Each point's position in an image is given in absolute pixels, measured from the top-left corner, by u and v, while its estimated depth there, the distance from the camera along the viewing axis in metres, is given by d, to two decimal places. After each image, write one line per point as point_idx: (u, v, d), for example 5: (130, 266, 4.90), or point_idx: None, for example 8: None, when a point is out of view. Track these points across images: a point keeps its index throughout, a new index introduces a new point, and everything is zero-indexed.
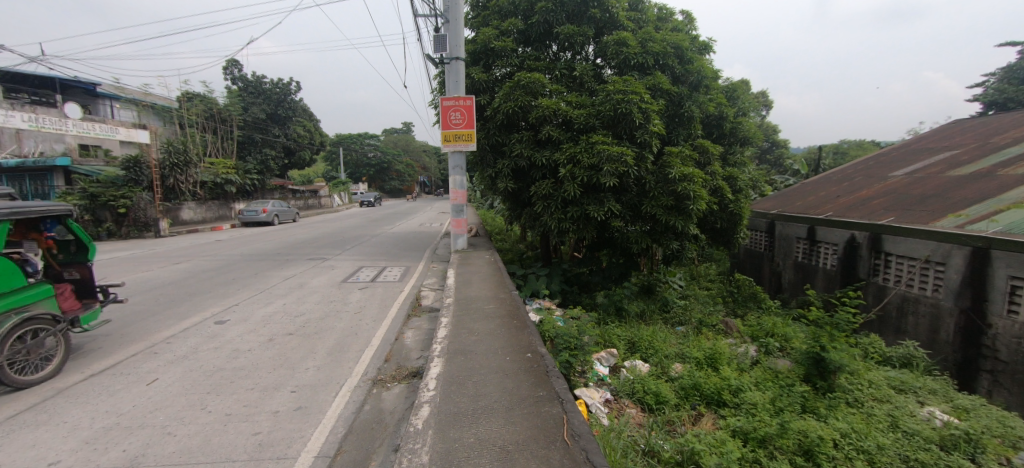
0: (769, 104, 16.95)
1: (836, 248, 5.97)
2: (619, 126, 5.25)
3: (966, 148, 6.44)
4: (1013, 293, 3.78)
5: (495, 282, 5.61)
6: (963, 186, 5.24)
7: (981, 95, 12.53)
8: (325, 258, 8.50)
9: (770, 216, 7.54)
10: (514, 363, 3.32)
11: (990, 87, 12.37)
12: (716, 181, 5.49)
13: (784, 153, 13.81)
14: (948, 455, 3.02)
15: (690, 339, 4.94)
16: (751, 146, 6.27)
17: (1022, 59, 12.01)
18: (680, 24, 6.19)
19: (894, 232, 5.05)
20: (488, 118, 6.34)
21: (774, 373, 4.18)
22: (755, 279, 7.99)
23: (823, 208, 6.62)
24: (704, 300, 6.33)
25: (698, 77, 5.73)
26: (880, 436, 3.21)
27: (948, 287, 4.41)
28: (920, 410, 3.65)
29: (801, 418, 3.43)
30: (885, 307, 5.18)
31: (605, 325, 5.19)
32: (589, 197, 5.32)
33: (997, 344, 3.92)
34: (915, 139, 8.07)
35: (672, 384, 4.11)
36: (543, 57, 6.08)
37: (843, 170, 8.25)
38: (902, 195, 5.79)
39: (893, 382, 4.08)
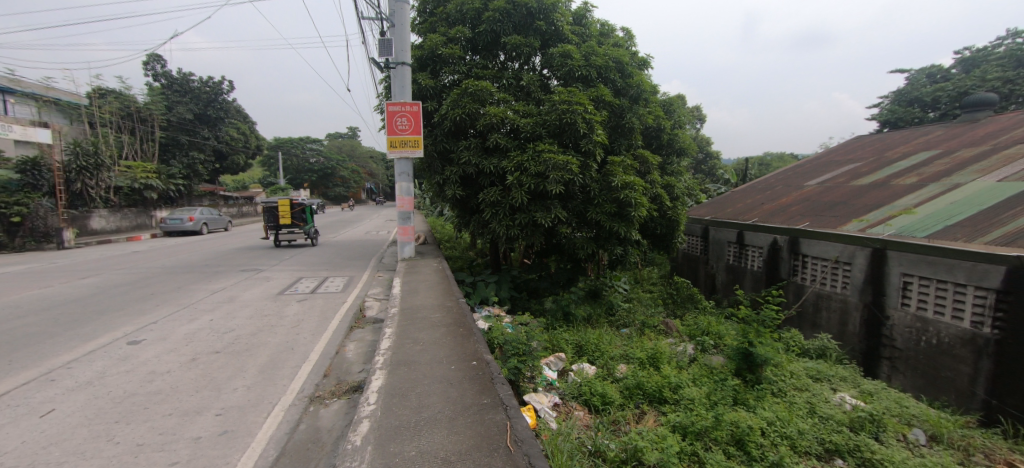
0: (701, 117, 18.23)
1: (761, 251, 6.49)
2: (564, 135, 5.41)
3: (867, 161, 7.27)
4: (905, 287, 4.34)
5: (442, 290, 5.54)
6: (864, 195, 5.89)
7: (878, 115, 14.29)
8: (260, 269, 7.95)
9: (703, 222, 8.05)
10: (458, 371, 3.28)
11: (884, 108, 14.16)
12: (655, 189, 5.78)
13: (715, 164, 14.87)
14: (856, 436, 3.35)
15: (634, 340, 5.14)
16: (686, 157, 6.69)
17: (908, 85, 13.89)
18: (621, 39, 6.50)
19: (809, 236, 5.57)
20: (436, 124, 6.29)
21: (709, 369, 4.45)
22: (692, 281, 8.48)
23: (750, 214, 7.18)
24: (646, 303, 6.62)
25: (639, 90, 6.04)
26: (800, 422, 3.51)
27: (853, 283, 4.95)
28: (834, 396, 4.03)
29: (732, 410, 3.67)
30: (804, 304, 5.69)
31: (553, 330, 5.27)
32: (537, 204, 5.41)
33: (893, 334, 4.46)
34: (826, 153, 9.00)
35: (617, 385, 4.25)
36: (490, 66, 6.14)
37: (767, 180, 9.00)
38: (815, 202, 6.42)
39: (811, 372, 4.48)
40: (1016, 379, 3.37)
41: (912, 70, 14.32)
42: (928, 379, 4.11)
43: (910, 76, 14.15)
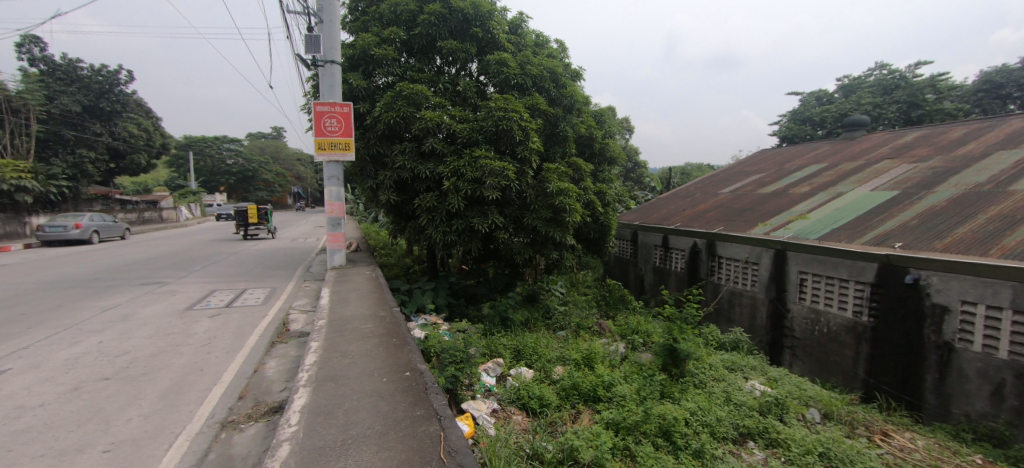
0: (630, 129, 19.38)
1: (683, 253, 6.99)
2: (501, 141, 5.49)
3: (770, 172, 8.15)
4: (802, 282, 4.91)
5: (375, 299, 5.32)
6: (768, 202, 6.59)
7: (778, 131, 16.16)
8: (165, 282, 7.10)
9: (633, 226, 8.51)
10: (390, 383, 3.15)
11: (783, 125, 16.03)
12: (588, 195, 6.04)
13: (642, 172, 15.83)
14: (764, 419, 3.71)
15: (570, 342, 5.30)
16: (616, 165, 7.07)
17: (800, 106, 15.87)
18: (555, 51, 6.71)
19: (723, 238, 6.11)
20: (369, 127, 6.07)
21: (639, 366, 4.68)
22: (623, 283, 8.92)
23: (673, 219, 7.72)
24: (582, 305, 6.85)
25: (571, 100, 6.22)
26: (718, 410, 3.81)
27: (760, 281, 5.50)
28: (746, 384, 4.43)
29: (660, 404, 3.89)
30: (720, 301, 6.22)
31: (491, 336, 5.28)
32: (474, 210, 5.43)
33: (793, 325, 5.02)
34: (737, 163, 9.97)
35: (555, 386, 4.34)
36: (426, 69, 6.08)
37: (688, 187, 9.74)
38: (728, 208, 7.07)
39: (726, 363, 4.89)
40: (888, 360, 4.05)
41: (804, 92, 16.35)
42: (819, 364, 4.72)
43: (803, 98, 16.15)
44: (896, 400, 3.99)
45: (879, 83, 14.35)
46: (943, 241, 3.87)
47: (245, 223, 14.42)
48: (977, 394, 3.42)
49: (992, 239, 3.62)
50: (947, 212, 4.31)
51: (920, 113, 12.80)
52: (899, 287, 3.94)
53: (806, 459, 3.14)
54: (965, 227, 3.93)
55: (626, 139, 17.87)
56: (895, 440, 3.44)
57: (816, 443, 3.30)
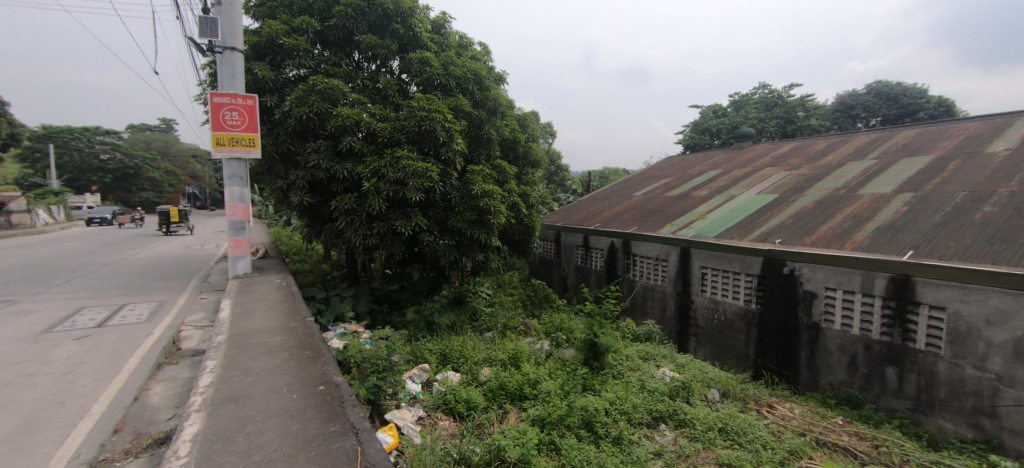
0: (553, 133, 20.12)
1: (602, 252, 7.39)
2: (424, 142, 5.41)
3: (677, 176, 8.96)
4: (703, 276, 5.46)
5: (285, 309, 4.91)
6: (674, 204, 7.25)
7: (682, 140, 17.85)
8: (12, 300, 5.89)
9: (556, 227, 8.80)
10: (301, 400, 2.93)
11: (686, 135, 17.75)
12: (513, 198, 6.16)
13: (564, 175, 16.48)
14: (673, 402, 4.06)
15: (497, 343, 5.35)
16: (540, 168, 7.29)
17: (700, 118, 17.72)
18: (479, 53, 6.74)
19: (637, 238, 6.57)
20: (277, 122, 5.61)
21: (562, 362, 4.84)
22: (547, 282, 9.19)
23: (593, 221, 8.14)
24: (508, 306, 6.94)
25: (494, 103, 6.30)
26: (634, 397, 4.08)
27: (669, 276, 6.00)
28: (657, 371, 4.81)
29: (582, 396, 4.07)
30: (635, 296, 6.68)
31: (417, 342, 5.15)
32: (396, 211, 5.29)
33: (697, 315, 5.56)
34: (648, 168, 10.82)
35: (482, 388, 4.35)
36: (343, 64, 5.79)
37: (607, 190, 10.34)
38: (641, 210, 7.65)
39: (641, 353, 5.27)
40: (771, 341, 4.67)
41: (703, 105, 18.26)
42: (718, 349, 5.29)
43: (703, 110, 18.02)
44: (778, 376, 4.62)
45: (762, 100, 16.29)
46: (809, 237, 4.56)
47: (172, 220, 17.26)
48: (838, 365, 4.12)
49: (844, 235, 4.35)
50: (812, 212, 5.08)
51: (793, 128, 14.96)
52: (779, 278, 4.57)
53: (709, 435, 3.51)
54: (825, 226, 4.67)
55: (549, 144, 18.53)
56: (779, 411, 3.97)
57: (716, 420, 3.70)
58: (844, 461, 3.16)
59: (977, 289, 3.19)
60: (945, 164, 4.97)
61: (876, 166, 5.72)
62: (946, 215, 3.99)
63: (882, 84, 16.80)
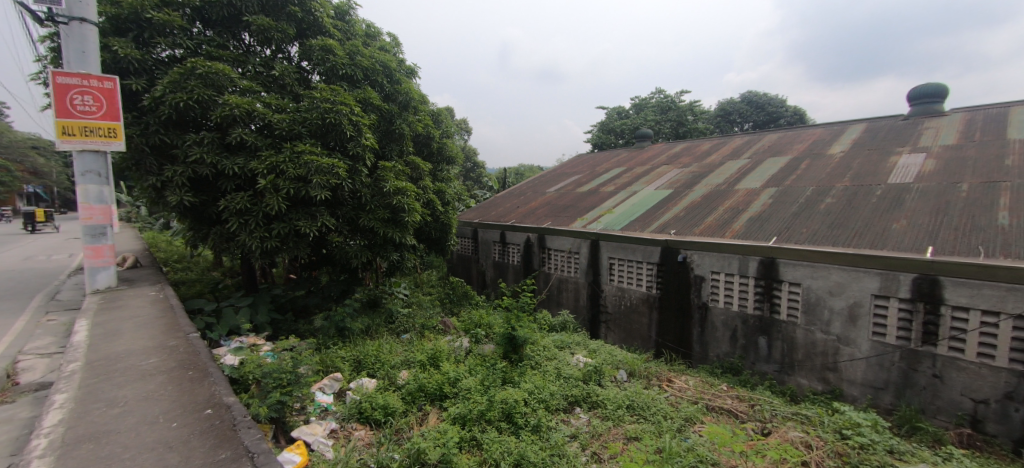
0: (468, 130, 20.08)
1: (518, 247, 7.51)
2: (328, 136, 5.05)
3: (586, 173, 9.50)
4: (611, 267, 5.85)
5: (164, 325, 4.26)
6: (585, 199, 7.68)
7: (590, 139, 18.98)
8: None
9: (472, 224, 8.69)
10: (183, 428, 2.56)
11: (594, 134, 18.91)
12: (427, 195, 6.08)
13: (480, 172, 16.52)
14: (587, 385, 4.29)
15: (415, 345, 5.21)
16: (455, 165, 7.24)
17: (605, 119, 19.01)
18: (388, 44, 6.44)
19: (551, 232, 6.79)
20: (146, 110, 4.82)
21: (482, 357, 4.84)
22: (466, 279, 9.11)
23: (509, 216, 8.27)
24: (426, 305, 6.77)
25: (406, 97, 6.09)
26: (551, 385, 4.23)
27: (581, 268, 6.32)
28: (572, 358, 5.04)
29: (502, 390, 4.11)
30: (550, 288, 6.92)
31: (327, 350, 4.81)
32: (298, 211, 4.87)
33: (607, 303, 5.95)
34: (561, 165, 11.31)
35: (400, 392, 4.20)
36: (230, 46, 5.16)
37: (522, 186, 10.58)
38: (554, 205, 7.97)
39: (557, 342, 5.49)
40: (669, 322, 5.18)
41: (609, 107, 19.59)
42: (625, 333, 5.73)
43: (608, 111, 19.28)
44: (675, 353, 5.14)
45: (656, 104, 17.70)
46: (698, 228, 5.13)
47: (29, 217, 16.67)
48: (722, 338, 4.70)
49: (725, 224, 4.97)
50: (700, 205, 5.73)
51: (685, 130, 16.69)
52: (674, 265, 5.07)
53: (618, 413, 3.78)
54: (710, 217, 5.29)
55: (465, 140, 18.43)
56: (676, 383, 4.41)
57: (624, 398, 3.99)
58: (728, 422, 3.62)
59: (823, 266, 3.87)
60: (798, 164, 5.94)
61: (748, 164, 6.63)
62: (799, 206, 4.78)
63: (753, 93, 19.40)
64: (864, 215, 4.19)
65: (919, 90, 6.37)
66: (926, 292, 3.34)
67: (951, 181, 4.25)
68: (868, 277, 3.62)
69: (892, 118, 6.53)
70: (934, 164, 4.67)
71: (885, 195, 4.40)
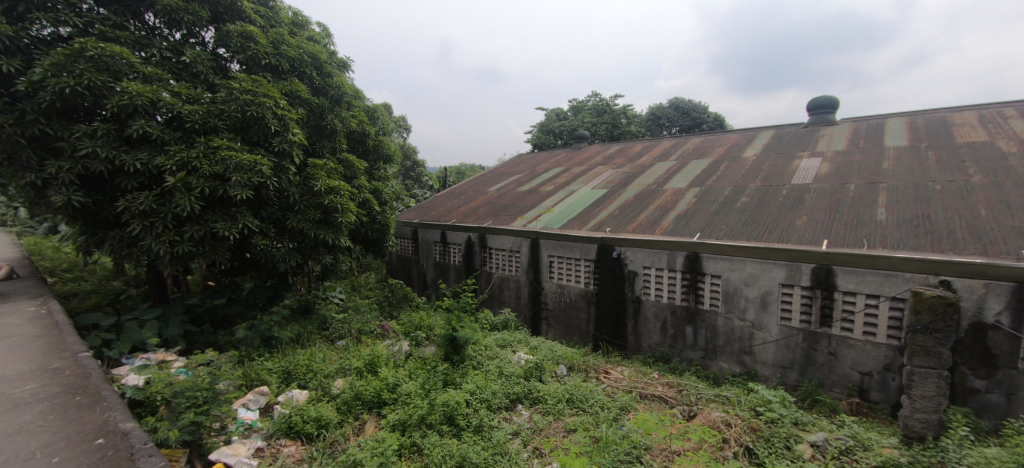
0: (408, 127, 19.46)
1: (459, 247, 7.41)
2: (250, 130, 4.67)
3: (526, 173, 9.64)
4: (551, 264, 5.96)
5: (46, 345, 3.68)
6: (525, 198, 7.79)
7: (531, 139, 19.25)
8: None
9: (411, 224, 8.42)
10: (67, 462, 2.23)
11: (535, 135, 19.19)
12: (363, 195, 5.85)
13: (420, 170, 16.05)
14: (528, 382, 4.34)
15: (350, 351, 4.97)
16: (393, 164, 7.02)
17: (545, 120, 19.38)
18: (317, 35, 6.08)
19: (492, 231, 6.76)
20: (21, 95, 4.13)
21: (422, 360, 4.71)
22: (405, 281, 8.82)
23: (450, 216, 8.13)
24: (363, 310, 6.48)
25: (338, 91, 5.80)
26: (493, 384, 4.21)
27: (522, 266, 6.38)
28: (513, 356, 5.06)
29: (443, 392, 4.03)
30: (492, 287, 6.91)
31: (251, 363, 4.44)
32: (215, 212, 4.45)
33: (548, 299, 6.07)
34: (502, 164, 11.37)
35: (334, 402, 3.97)
36: (130, 27, 4.58)
37: (462, 185, 10.47)
38: (496, 204, 7.99)
39: (498, 341, 5.49)
40: (606, 316, 5.39)
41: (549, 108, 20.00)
42: (565, 328, 5.88)
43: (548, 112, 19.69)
44: (612, 345, 5.37)
45: (593, 107, 18.35)
46: (631, 225, 5.39)
47: None
48: (654, 329, 4.98)
49: (656, 222, 5.27)
50: (633, 204, 6.03)
51: (619, 132, 17.49)
52: (610, 261, 5.28)
53: (559, 407, 3.86)
54: (642, 215, 5.58)
55: (404, 138, 17.91)
56: (613, 374, 4.59)
57: (564, 392, 4.08)
58: (659, 408, 3.84)
59: (740, 259, 4.23)
60: (718, 166, 6.46)
61: (675, 165, 7.10)
62: (719, 205, 5.19)
63: (680, 100, 20.82)
64: (773, 212, 4.64)
65: (818, 101, 7.11)
66: (822, 280, 3.78)
67: (840, 182, 4.85)
68: (776, 268, 4.01)
69: (795, 125, 7.31)
70: (828, 167, 5.30)
71: (790, 195, 4.91)
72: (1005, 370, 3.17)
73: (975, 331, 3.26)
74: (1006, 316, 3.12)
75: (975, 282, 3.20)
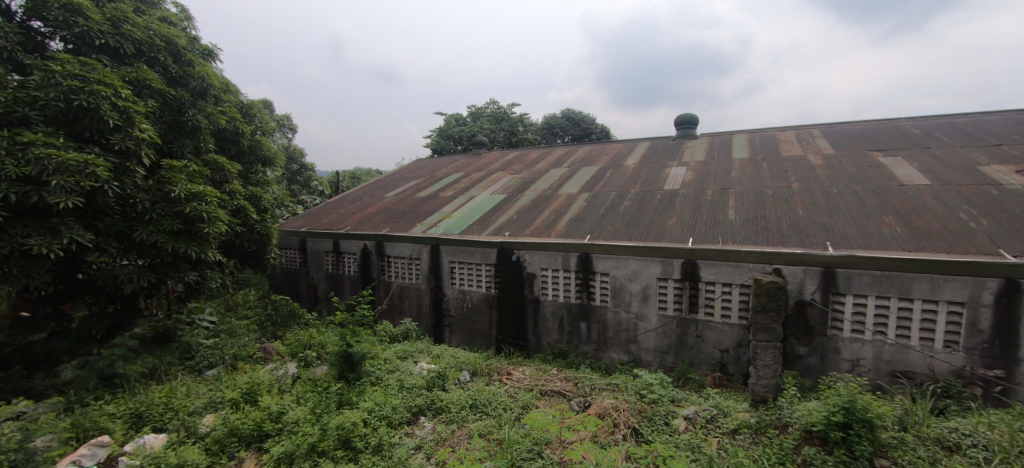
0: (294, 128, 17.71)
1: (354, 256, 6.95)
2: (79, 124, 3.83)
3: (425, 178, 9.47)
4: (453, 270, 5.91)
5: None
6: (424, 204, 7.63)
7: (431, 144, 18.93)
8: None
9: (298, 234, 7.66)
10: None
11: (435, 140, 18.91)
12: (235, 202, 5.20)
13: (309, 175, 14.74)
14: (431, 392, 4.23)
15: (223, 381, 4.37)
16: (274, 167, 6.36)
17: (445, 125, 19.23)
18: (172, 16, 5.23)
19: (389, 239, 6.47)
20: None
21: (312, 382, 4.31)
22: (292, 297, 7.99)
23: (342, 224, 7.59)
24: (240, 332, 5.72)
25: (202, 83, 5.04)
26: (393, 399, 4.02)
27: (423, 272, 6.21)
28: (415, 367, 4.88)
29: (337, 414, 3.73)
30: (391, 297, 6.61)
31: (87, 409, 3.61)
32: (28, 223, 3.54)
33: (450, 306, 6.00)
34: (399, 169, 10.99)
35: (202, 443, 3.42)
36: None
37: (356, 191, 9.85)
38: (393, 211, 7.67)
39: (399, 353, 5.25)
40: (507, 319, 5.51)
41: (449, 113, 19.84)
42: (468, 334, 5.88)
43: (448, 117, 19.58)
44: (513, 346, 5.51)
45: (492, 114, 18.71)
46: (529, 229, 5.60)
47: None
48: (552, 327, 5.23)
49: (550, 226, 5.55)
50: (530, 209, 6.28)
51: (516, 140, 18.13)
52: (510, 264, 5.41)
53: (462, 414, 3.82)
54: (538, 219, 5.84)
55: (287, 139, 16.33)
56: (515, 375, 4.70)
57: (467, 398, 4.05)
58: (558, 403, 4.03)
59: (623, 258, 4.66)
60: (604, 173, 7.06)
61: (568, 172, 7.58)
62: (605, 208, 5.67)
63: (571, 111, 22.33)
64: (649, 214, 5.22)
65: (683, 118, 8.21)
66: (690, 272, 4.34)
67: (700, 188, 5.64)
68: (654, 264, 4.50)
69: (666, 138, 8.33)
70: (692, 174, 6.13)
71: (662, 199, 5.56)
72: (818, 337, 3.98)
73: (798, 307, 4.03)
74: (817, 294, 3.93)
75: (796, 268, 3.96)
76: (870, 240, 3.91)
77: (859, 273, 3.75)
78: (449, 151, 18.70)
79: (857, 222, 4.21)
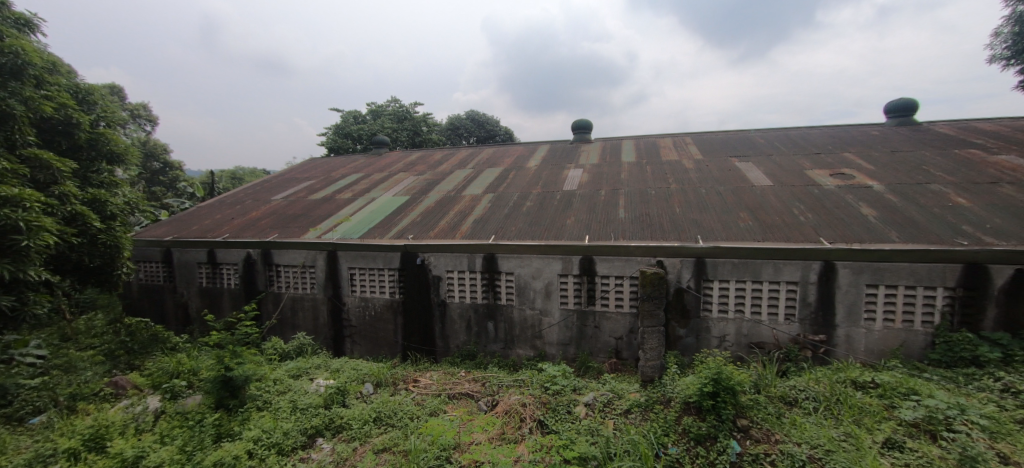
0: (152, 120, 15.12)
1: (235, 267, 6.17)
2: None
3: (318, 180, 8.76)
4: (353, 277, 5.58)
5: None
6: (318, 207, 7.07)
7: (326, 142, 17.63)
8: None
9: (159, 243, 6.55)
10: None
11: (330, 138, 17.63)
12: (69, 208, 4.27)
13: (174, 176, 12.74)
14: (329, 410, 3.95)
15: (55, 430, 3.59)
16: (125, 165, 5.37)
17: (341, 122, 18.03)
18: None
19: (277, 246, 5.86)
20: None
21: (181, 416, 3.74)
22: (154, 319, 6.82)
23: (218, 230, 6.68)
24: (83, 365, 4.74)
25: (14, 60, 4.02)
26: (284, 423, 3.67)
27: (319, 281, 5.75)
28: (310, 385, 4.49)
29: (214, 449, 3.29)
30: (282, 310, 6.01)
31: None
32: None
33: (351, 315, 5.66)
34: (288, 170, 10.01)
35: None
36: None
37: (234, 193, 8.73)
38: (280, 215, 6.97)
39: (291, 371, 4.80)
40: (413, 324, 5.37)
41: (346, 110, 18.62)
42: (371, 343, 5.61)
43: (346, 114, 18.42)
44: (420, 352, 5.39)
45: (393, 113, 18.00)
46: (433, 231, 5.51)
47: None
48: (460, 329, 5.22)
49: (455, 227, 5.52)
50: (435, 211, 6.18)
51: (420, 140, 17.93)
52: (414, 268, 5.28)
53: (365, 429, 3.63)
54: (443, 221, 5.78)
55: (144, 133, 13.87)
56: (422, 381, 4.60)
57: (370, 412, 3.86)
58: (466, 405, 4.05)
59: (527, 257, 4.83)
60: (507, 174, 7.23)
61: (472, 173, 7.62)
62: (509, 209, 5.82)
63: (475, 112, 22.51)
64: (550, 215, 5.48)
65: (579, 123, 8.76)
66: (587, 268, 4.66)
67: (594, 189, 6.08)
68: (554, 261, 4.74)
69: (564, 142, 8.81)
70: (588, 176, 6.59)
71: (561, 200, 5.88)
72: (694, 318, 4.56)
73: (678, 294, 4.57)
74: (692, 281, 4.49)
75: (675, 259, 4.49)
76: (729, 233, 4.58)
77: (722, 261, 4.37)
78: (347, 151, 17.55)
79: (719, 218, 4.91)
